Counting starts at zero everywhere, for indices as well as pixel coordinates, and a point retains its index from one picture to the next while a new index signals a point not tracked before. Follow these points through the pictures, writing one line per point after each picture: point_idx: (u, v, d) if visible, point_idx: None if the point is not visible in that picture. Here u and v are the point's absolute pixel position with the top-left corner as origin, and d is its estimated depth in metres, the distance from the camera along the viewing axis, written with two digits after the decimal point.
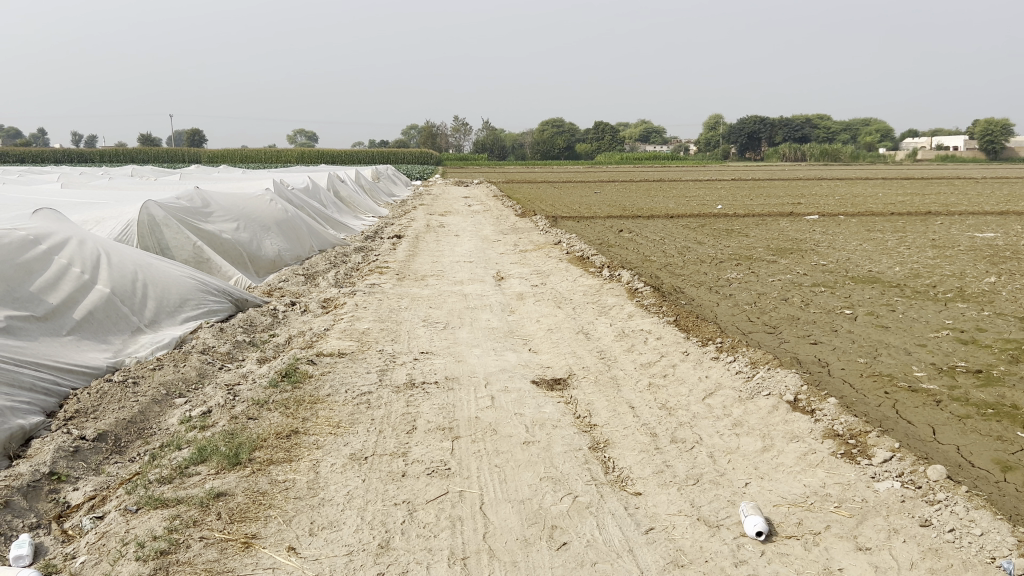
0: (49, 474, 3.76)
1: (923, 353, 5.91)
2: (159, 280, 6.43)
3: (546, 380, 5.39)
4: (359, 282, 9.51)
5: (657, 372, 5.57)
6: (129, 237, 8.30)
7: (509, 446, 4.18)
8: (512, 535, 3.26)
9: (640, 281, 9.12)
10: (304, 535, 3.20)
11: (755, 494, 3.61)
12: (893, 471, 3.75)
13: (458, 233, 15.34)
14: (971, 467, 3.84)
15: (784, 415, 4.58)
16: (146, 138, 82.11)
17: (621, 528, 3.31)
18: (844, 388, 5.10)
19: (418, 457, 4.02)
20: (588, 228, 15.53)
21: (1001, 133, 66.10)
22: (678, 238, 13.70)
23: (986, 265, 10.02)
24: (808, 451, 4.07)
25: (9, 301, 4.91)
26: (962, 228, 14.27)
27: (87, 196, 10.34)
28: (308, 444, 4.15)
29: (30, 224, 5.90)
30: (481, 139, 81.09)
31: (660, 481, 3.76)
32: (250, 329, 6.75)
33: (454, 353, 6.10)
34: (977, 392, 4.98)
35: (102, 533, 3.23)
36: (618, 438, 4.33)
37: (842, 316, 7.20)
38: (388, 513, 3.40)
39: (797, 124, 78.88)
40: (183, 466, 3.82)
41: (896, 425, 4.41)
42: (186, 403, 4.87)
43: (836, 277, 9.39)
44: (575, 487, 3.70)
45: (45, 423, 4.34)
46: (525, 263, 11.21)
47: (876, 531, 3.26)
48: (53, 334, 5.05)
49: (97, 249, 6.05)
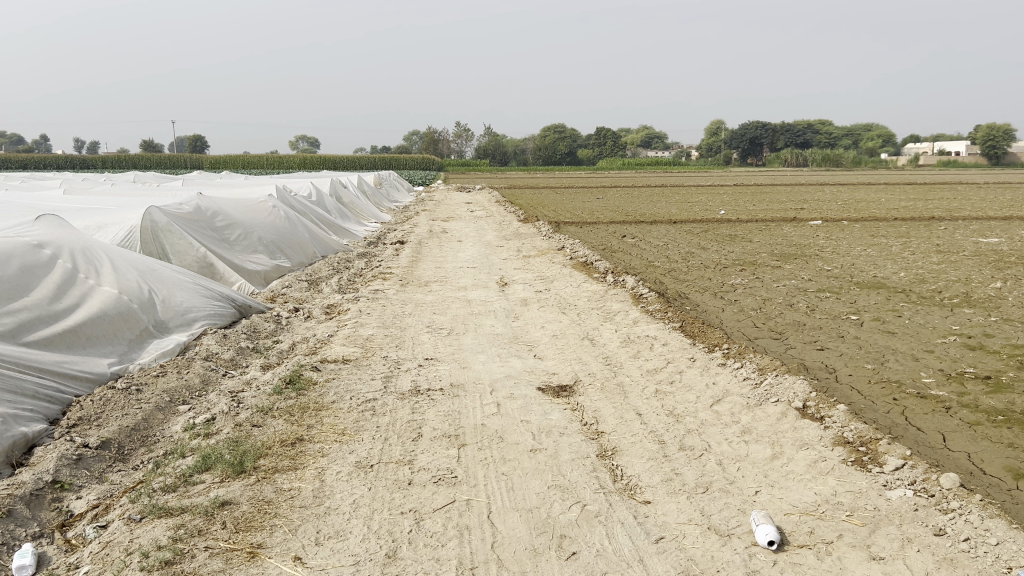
0: (52, 483, 3.74)
1: (931, 359, 5.87)
2: (164, 285, 6.45)
3: (552, 387, 5.35)
4: (363, 288, 9.49)
5: (664, 379, 5.53)
6: (132, 244, 8.35)
7: (516, 454, 4.15)
8: (521, 545, 3.23)
9: (645, 286, 9.08)
10: (310, 544, 3.17)
11: (766, 502, 3.57)
12: (905, 479, 3.71)
13: (461, 238, 15.35)
14: (983, 475, 3.79)
15: (792, 422, 4.54)
16: (150, 145, 82.63)
17: (630, 537, 3.28)
18: (853, 394, 5.07)
19: (425, 465, 3.99)
20: (591, 233, 15.50)
21: (1003, 137, 66.09)
22: (682, 243, 13.69)
23: (991, 270, 9.96)
24: (818, 458, 4.03)
25: (14, 306, 4.90)
26: (967, 233, 14.23)
27: (90, 203, 10.33)
28: (313, 452, 4.12)
29: (36, 231, 5.90)
30: (483, 146, 81.34)
31: (669, 490, 3.72)
32: (254, 335, 6.72)
33: (459, 360, 6.06)
34: (987, 398, 4.93)
35: (106, 542, 3.20)
36: (626, 445, 4.29)
37: (848, 322, 7.17)
38: (396, 522, 3.37)
39: (798, 131, 79.05)
40: (187, 474, 3.78)
41: (906, 432, 4.36)
42: (190, 410, 4.84)
43: (841, 282, 9.35)
44: (584, 495, 3.66)
45: (47, 431, 4.32)
46: (528, 268, 11.19)
47: (889, 540, 3.22)
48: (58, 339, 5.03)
49: (101, 255, 6.06)
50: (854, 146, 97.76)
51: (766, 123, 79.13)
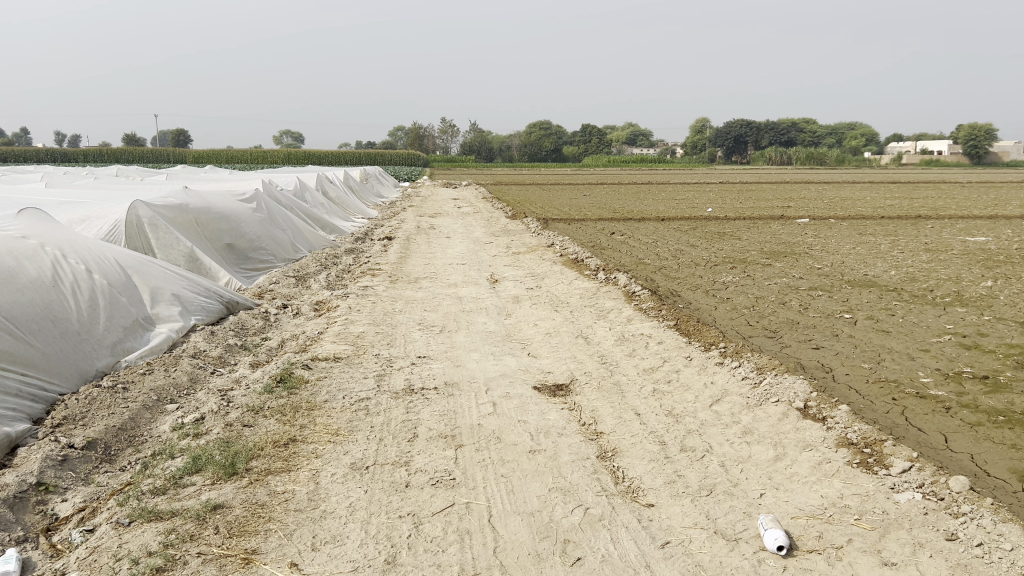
0: (37, 484, 3.57)
1: (927, 358, 5.84)
2: (152, 276, 6.32)
3: (547, 387, 5.25)
4: (352, 284, 9.33)
5: (661, 378, 5.46)
6: (116, 237, 8.11)
7: (514, 455, 4.06)
8: (525, 550, 3.13)
9: (637, 284, 9.00)
10: (306, 550, 3.05)
11: (771, 506, 3.50)
12: (913, 482, 3.68)
13: (449, 234, 15.20)
14: (988, 477, 3.76)
15: (795, 423, 4.50)
16: (130, 138, 81.63)
17: (636, 542, 3.19)
18: (851, 393, 5.04)
19: (421, 466, 3.88)
20: (579, 230, 15.33)
21: (983, 137, 67.08)
22: (671, 240, 13.72)
23: (980, 269, 10.02)
24: (822, 460, 3.98)
25: (6, 288, 4.73)
26: (954, 232, 14.34)
27: (71, 196, 10.05)
28: (306, 453, 3.98)
29: (18, 223, 5.71)
30: (469, 142, 81.04)
31: (673, 492, 3.65)
32: (241, 333, 6.55)
33: (453, 358, 5.94)
34: (986, 398, 4.92)
35: (93, 547, 3.05)
36: (627, 446, 4.21)
37: (841, 320, 7.16)
38: (394, 526, 3.26)
39: (784, 129, 79.64)
40: (177, 476, 3.64)
41: (907, 432, 4.33)
42: (177, 410, 4.68)
43: (833, 280, 9.35)
44: (586, 498, 3.58)
45: (31, 431, 4.15)
46: (519, 265, 11.07)
47: (900, 545, 3.17)
48: (48, 326, 4.86)
49: (86, 247, 5.90)
50: (840, 144, 98.22)
51: (751, 121, 79.51)
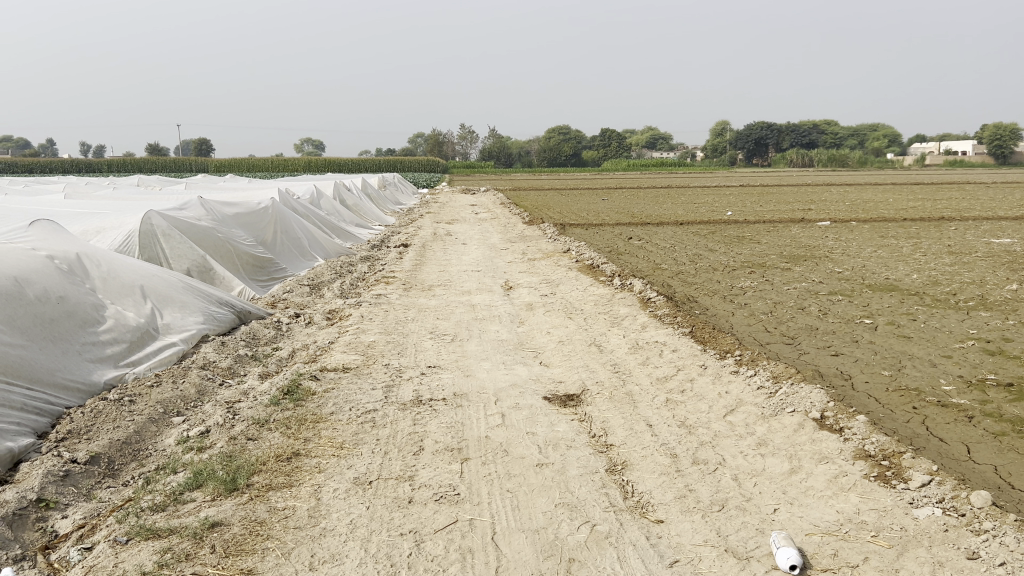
0: (37, 501, 3.57)
1: (949, 365, 5.65)
2: (165, 286, 6.33)
3: (558, 397, 5.16)
4: (365, 292, 9.32)
5: (674, 388, 5.33)
6: (130, 248, 8.18)
7: (521, 469, 3.97)
8: (526, 569, 3.05)
9: (653, 290, 8.87)
10: (303, 570, 2.99)
11: (785, 522, 3.37)
12: (933, 497, 3.52)
13: (465, 241, 15.17)
14: (1013, 490, 3.61)
15: (810, 434, 4.35)
16: (154, 148, 83.46)
17: (643, 561, 3.09)
18: (870, 402, 4.87)
19: (425, 481, 3.81)
20: (596, 235, 15.25)
21: (1010, 136, 65.71)
22: (689, 244, 13.55)
23: (1005, 272, 9.72)
24: (839, 473, 3.84)
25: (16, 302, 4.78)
26: (978, 233, 14.03)
27: (88, 207, 10.17)
28: (309, 468, 3.94)
29: (34, 236, 5.79)
30: (487, 147, 81.35)
31: (682, 508, 3.53)
32: (252, 342, 6.55)
33: (462, 368, 5.88)
34: (1011, 407, 4.72)
35: (89, 567, 3.03)
36: (636, 459, 4.11)
37: (862, 326, 6.96)
38: (394, 544, 3.19)
39: (804, 133, 78.80)
40: (178, 492, 3.61)
41: (928, 443, 4.17)
42: (184, 423, 4.67)
43: (852, 284, 9.14)
44: (593, 514, 3.48)
45: (35, 445, 4.16)
46: (534, 272, 10.97)
47: (919, 564, 3.03)
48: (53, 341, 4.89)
49: (98, 259, 5.94)
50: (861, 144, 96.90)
51: (771, 124, 78.79)
